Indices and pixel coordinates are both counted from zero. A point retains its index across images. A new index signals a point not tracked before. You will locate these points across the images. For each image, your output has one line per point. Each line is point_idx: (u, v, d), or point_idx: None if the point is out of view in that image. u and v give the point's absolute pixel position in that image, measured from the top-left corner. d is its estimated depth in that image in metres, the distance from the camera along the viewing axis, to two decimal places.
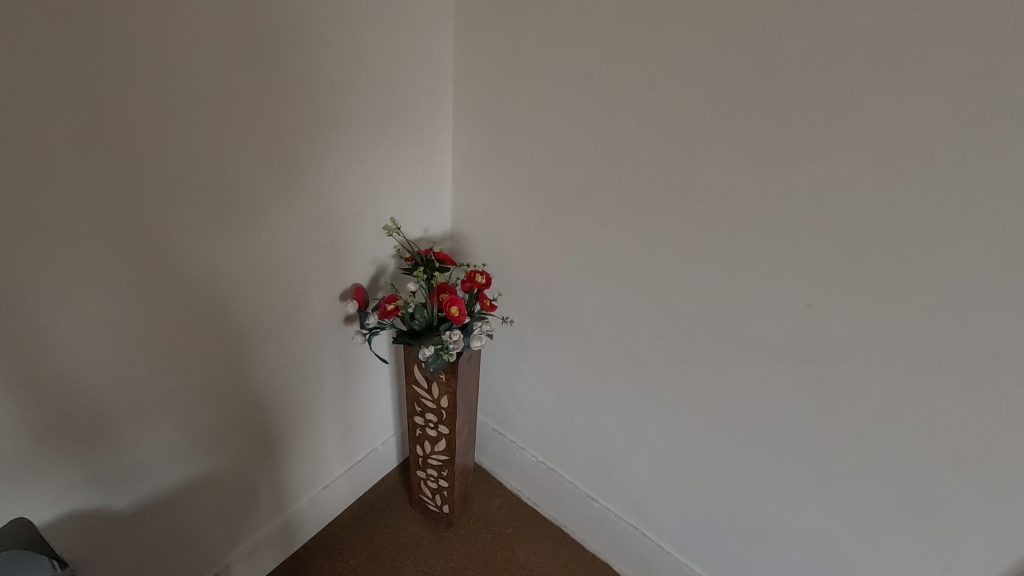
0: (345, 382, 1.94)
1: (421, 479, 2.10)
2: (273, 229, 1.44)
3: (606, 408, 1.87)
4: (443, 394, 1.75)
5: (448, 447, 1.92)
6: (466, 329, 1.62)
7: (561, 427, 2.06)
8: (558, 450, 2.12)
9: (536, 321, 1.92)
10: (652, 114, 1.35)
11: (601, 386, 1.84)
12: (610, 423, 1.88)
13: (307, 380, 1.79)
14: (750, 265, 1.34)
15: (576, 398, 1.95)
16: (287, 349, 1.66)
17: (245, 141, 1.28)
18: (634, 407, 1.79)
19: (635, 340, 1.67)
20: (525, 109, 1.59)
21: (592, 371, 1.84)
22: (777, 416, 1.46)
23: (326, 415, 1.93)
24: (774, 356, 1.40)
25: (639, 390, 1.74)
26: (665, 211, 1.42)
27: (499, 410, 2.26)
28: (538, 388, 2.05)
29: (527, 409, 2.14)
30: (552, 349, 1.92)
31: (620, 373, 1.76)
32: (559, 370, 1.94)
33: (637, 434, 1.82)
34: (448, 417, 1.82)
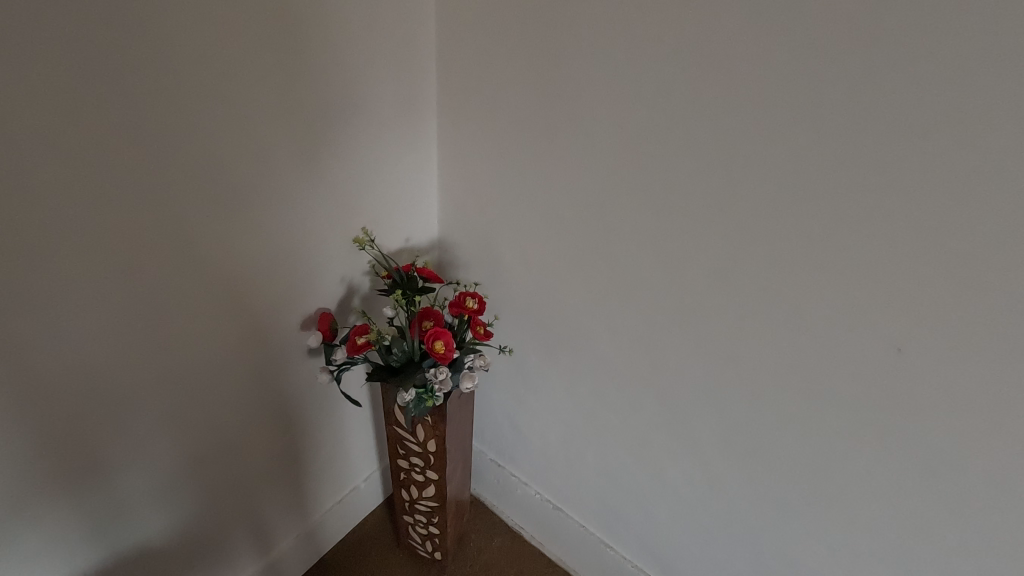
0: (318, 419, 1.66)
1: (409, 524, 1.82)
2: (220, 247, 1.16)
3: (623, 449, 1.58)
4: (430, 436, 1.47)
5: (438, 492, 1.65)
6: (455, 365, 1.33)
7: (569, 465, 1.77)
8: (567, 489, 1.84)
9: (540, 347, 1.62)
10: (688, 96, 1.07)
11: (618, 424, 1.55)
12: (627, 466, 1.59)
13: (271, 421, 1.51)
14: (816, 288, 1.05)
15: (587, 435, 1.65)
16: (244, 389, 1.38)
17: (177, 140, 1.02)
18: (658, 451, 1.49)
19: (661, 375, 1.38)
20: (526, 94, 1.31)
21: (606, 407, 1.55)
22: (841, 475, 1.17)
23: (297, 458, 1.65)
24: (843, 402, 1.11)
25: (664, 431, 1.45)
26: (704, 219, 1.14)
27: (498, 441, 1.98)
28: (542, 420, 1.76)
29: (529, 442, 1.86)
30: (558, 378, 1.63)
31: (641, 411, 1.47)
32: (567, 403, 1.65)
33: (661, 482, 1.53)
34: (437, 461, 1.54)
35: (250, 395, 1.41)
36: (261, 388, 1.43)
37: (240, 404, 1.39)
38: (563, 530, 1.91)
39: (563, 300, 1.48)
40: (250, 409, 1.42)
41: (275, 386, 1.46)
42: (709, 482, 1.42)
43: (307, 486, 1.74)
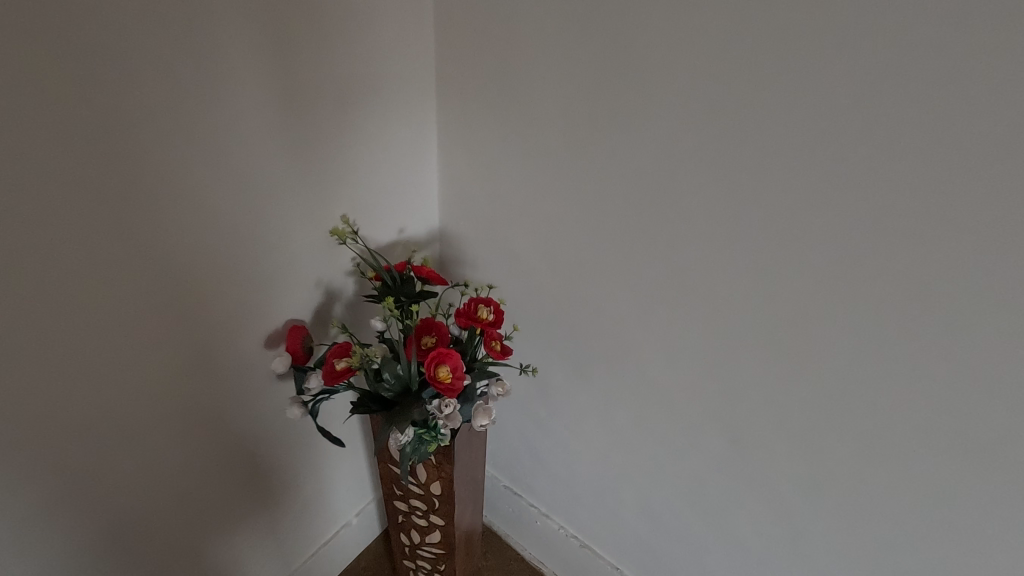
0: (298, 455, 1.35)
1: (410, 569, 1.52)
2: (160, 246, 0.87)
3: (674, 491, 1.26)
4: (434, 477, 1.16)
5: (446, 539, 1.35)
6: (467, 394, 1.02)
7: (600, 501, 1.46)
8: (599, 528, 1.53)
9: (568, 362, 1.31)
10: (796, 24, 0.76)
11: (668, 461, 1.23)
12: (678, 511, 1.27)
13: (241, 465, 1.20)
14: (984, 293, 0.74)
15: (625, 469, 1.34)
16: (201, 430, 1.07)
17: (86, 96, 0.73)
18: (722, 497, 1.17)
19: (730, 403, 1.07)
20: (556, 36, 0.99)
21: (652, 438, 1.24)
22: (995, 544, 0.87)
23: (278, 503, 1.35)
24: (1006, 449, 0.80)
25: (731, 473, 1.13)
26: (811, 199, 0.82)
27: (513, 467, 1.67)
28: (569, 447, 1.45)
29: (552, 471, 1.55)
30: (591, 401, 1.31)
31: (701, 447, 1.15)
32: (601, 431, 1.34)
33: (724, 532, 1.21)
34: (444, 505, 1.24)
35: (211, 435, 1.10)
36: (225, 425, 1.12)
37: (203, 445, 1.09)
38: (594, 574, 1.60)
39: (601, 307, 1.17)
40: (213, 452, 1.12)
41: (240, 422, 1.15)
42: (793, 539, 1.10)
43: (292, 534, 1.43)
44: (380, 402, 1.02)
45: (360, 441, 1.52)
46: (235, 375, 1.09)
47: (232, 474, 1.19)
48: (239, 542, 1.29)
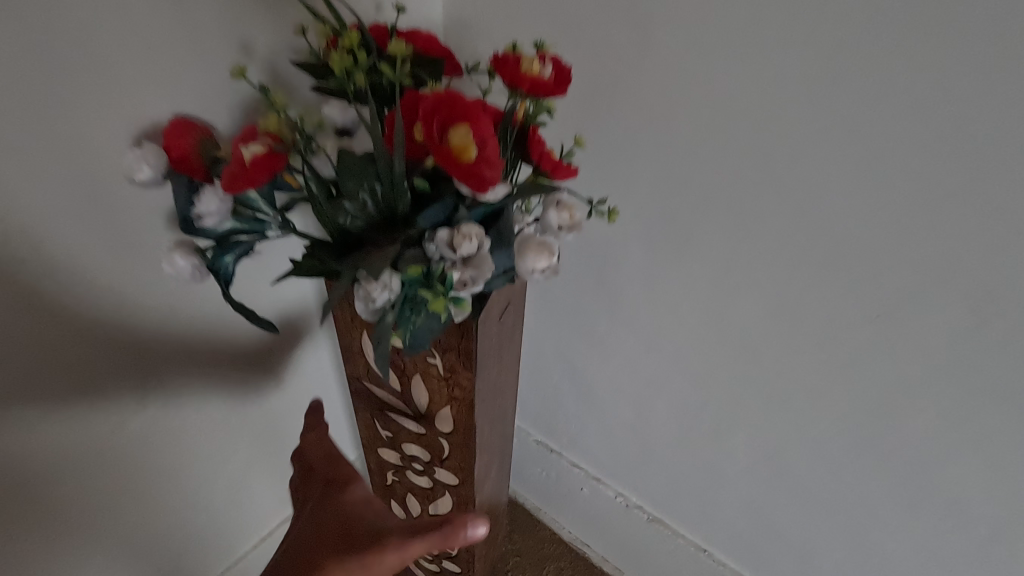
0: (239, 372, 0.88)
1: (408, 555, 1.03)
2: None
3: (835, 430, 0.77)
4: (441, 401, 0.68)
5: (460, 512, 0.86)
6: (502, 228, 0.54)
7: (690, 455, 0.97)
8: (681, 497, 1.04)
9: (652, 230, 0.77)
10: None
11: (834, 381, 0.73)
12: (840, 463, 0.79)
13: (138, 403, 0.76)
14: None
15: (743, 402, 0.84)
16: (51, 333, 0.63)
17: None
18: (941, 435, 0.68)
19: (997, 257, 0.56)
20: None
21: (807, 345, 0.73)
22: None
23: (206, 464, 0.91)
24: None
25: (971, 392, 0.64)
26: None
27: (548, 415, 1.16)
28: (641, 375, 0.94)
29: (610, 416, 1.05)
30: (689, 293, 0.79)
31: (914, 350, 0.65)
32: (706, 342, 0.82)
33: (927, 492, 0.73)
34: (456, 454, 0.75)
35: (70, 345, 0.65)
36: (104, 331, 0.68)
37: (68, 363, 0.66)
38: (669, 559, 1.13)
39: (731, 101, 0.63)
40: (81, 375, 0.68)
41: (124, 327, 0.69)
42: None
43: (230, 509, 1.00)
44: (336, 239, 0.53)
45: (327, 375, 1.03)
46: (100, 227, 0.62)
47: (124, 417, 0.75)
48: (141, 521, 0.86)
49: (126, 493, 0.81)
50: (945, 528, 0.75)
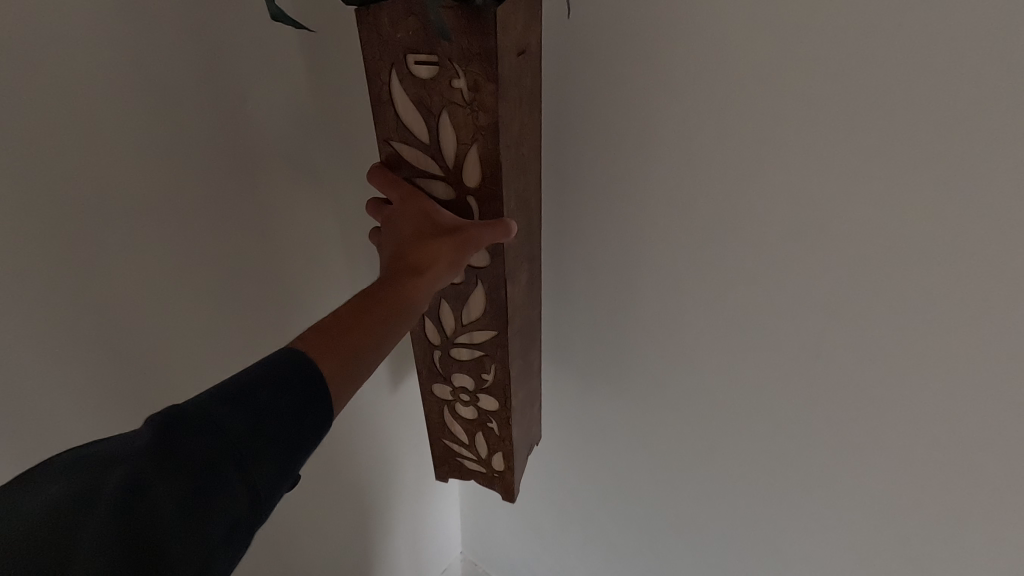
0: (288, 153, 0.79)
1: (445, 402, 1.02)
2: None
3: (829, 242, 0.75)
4: (468, 138, 0.71)
5: (493, 309, 0.85)
6: None
7: (694, 329, 0.93)
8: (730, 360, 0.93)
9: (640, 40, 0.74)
10: None
11: (832, 184, 0.71)
12: (838, 284, 0.76)
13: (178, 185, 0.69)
14: None
15: (736, 244, 0.81)
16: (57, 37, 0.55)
17: None
18: (933, 221, 0.67)
19: None
20: None
21: (801, 145, 0.70)
22: None
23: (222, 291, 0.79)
24: None
25: (946, 169, 0.63)
26: None
27: (557, 320, 1.10)
28: (643, 238, 0.90)
29: (613, 307, 1.00)
30: (684, 116, 0.76)
31: (903, 124, 0.64)
32: (703, 178, 0.79)
33: (916, 297, 0.72)
34: (486, 214, 0.76)
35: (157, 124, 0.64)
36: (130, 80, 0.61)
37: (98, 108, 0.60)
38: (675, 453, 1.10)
39: None
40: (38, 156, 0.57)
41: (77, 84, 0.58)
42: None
43: (211, 344, 0.81)
44: None
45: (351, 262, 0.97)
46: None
47: (111, 229, 0.65)
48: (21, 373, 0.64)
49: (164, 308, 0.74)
50: (929, 340, 0.74)
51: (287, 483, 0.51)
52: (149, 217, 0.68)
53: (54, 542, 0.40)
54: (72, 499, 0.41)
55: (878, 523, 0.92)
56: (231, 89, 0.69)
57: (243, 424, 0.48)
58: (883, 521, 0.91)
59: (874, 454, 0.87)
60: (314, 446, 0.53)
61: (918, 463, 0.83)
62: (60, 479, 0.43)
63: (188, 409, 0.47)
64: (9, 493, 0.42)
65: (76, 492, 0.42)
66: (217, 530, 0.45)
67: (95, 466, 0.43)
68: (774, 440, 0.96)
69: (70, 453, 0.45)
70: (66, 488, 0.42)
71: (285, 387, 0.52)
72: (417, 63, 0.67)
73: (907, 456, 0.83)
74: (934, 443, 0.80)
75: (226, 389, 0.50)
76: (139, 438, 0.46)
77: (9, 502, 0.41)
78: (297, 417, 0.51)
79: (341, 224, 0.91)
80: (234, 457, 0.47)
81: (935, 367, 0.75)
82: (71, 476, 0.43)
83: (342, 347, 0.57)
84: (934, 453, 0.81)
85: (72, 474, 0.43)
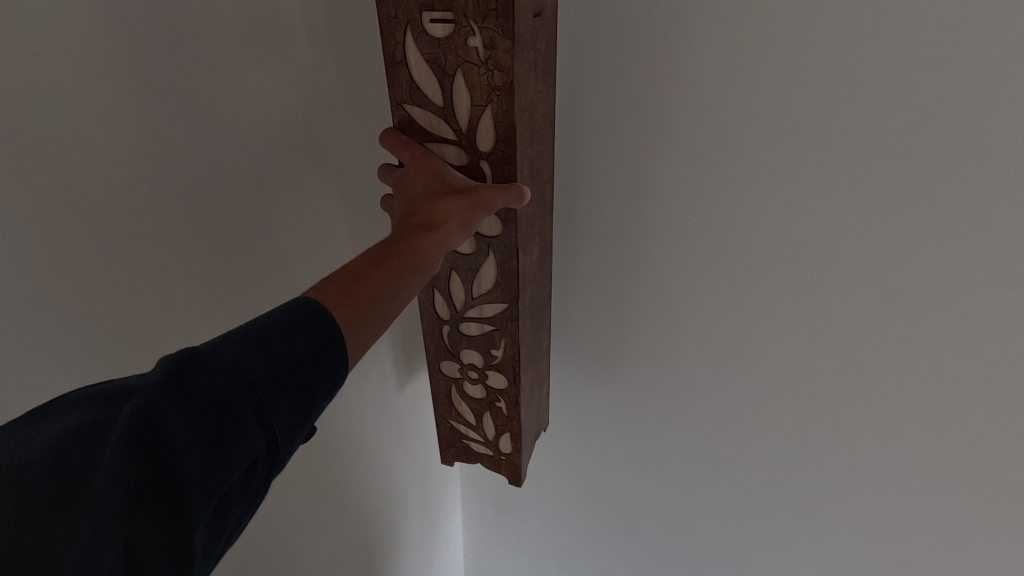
0: (307, 124, 0.80)
1: (455, 382, 1.01)
2: None
3: (841, 194, 0.78)
4: (482, 100, 0.69)
5: (505, 281, 0.83)
6: None
7: (708, 287, 0.96)
8: (745, 331, 0.97)
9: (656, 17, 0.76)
10: None
11: (849, 136, 0.74)
12: (840, 241, 0.81)
13: (218, 149, 0.71)
14: None
15: (752, 200, 0.84)
16: (114, 8, 0.57)
17: None
18: (943, 169, 0.70)
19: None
20: None
21: (822, 100, 0.73)
22: None
23: (224, 268, 0.78)
24: None
25: (953, 118, 0.67)
26: None
27: (568, 295, 1.12)
28: (657, 213, 0.92)
29: (626, 271, 1.02)
30: (706, 75, 0.78)
31: (908, 75, 0.67)
32: (725, 136, 0.81)
33: (920, 244, 0.76)
34: (499, 179, 0.75)
35: (202, 92, 0.67)
36: (178, 50, 0.63)
37: (153, 81, 0.62)
38: (688, 412, 1.13)
39: None
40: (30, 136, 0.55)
41: (74, 58, 0.56)
42: None
43: (216, 322, 0.80)
44: None
45: (361, 238, 0.98)
46: None
47: (113, 207, 0.64)
48: (19, 364, 0.61)
49: (202, 272, 0.75)
50: (933, 283, 0.78)
51: (302, 432, 0.48)
52: (148, 193, 0.66)
53: (66, 472, 0.37)
54: (88, 430, 0.39)
55: (883, 466, 0.96)
56: (227, 56, 0.68)
57: (257, 367, 0.45)
58: (883, 471, 0.97)
59: (879, 396, 0.91)
60: (329, 396, 0.49)
61: (916, 409, 0.88)
62: (74, 411, 0.40)
63: (203, 346, 0.44)
64: (25, 424, 0.39)
65: (91, 423, 0.39)
66: (236, 470, 0.42)
67: (110, 400, 0.40)
68: (783, 395, 1.00)
69: (86, 387, 0.42)
70: (80, 417, 0.39)
71: (301, 334, 0.48)
72: (432, 20, 0.66)
73: (905, 401, 0.89)
74: (928, 390, 0.86)
75: (240, 332, 0.47)
76: (150, 376, 0.42)
77: (25, 430, 0.39)
78: (314, 364, 0.48)
79: (347, 198, 0.92)
80: (249, 400, 0.43)
81: (940, 307, 0.79)
82: (86, 409, 0.40)
83: (356, 298, 0.54)
84: (930, 398, 0.86)
85: (84, 406, 0.40)
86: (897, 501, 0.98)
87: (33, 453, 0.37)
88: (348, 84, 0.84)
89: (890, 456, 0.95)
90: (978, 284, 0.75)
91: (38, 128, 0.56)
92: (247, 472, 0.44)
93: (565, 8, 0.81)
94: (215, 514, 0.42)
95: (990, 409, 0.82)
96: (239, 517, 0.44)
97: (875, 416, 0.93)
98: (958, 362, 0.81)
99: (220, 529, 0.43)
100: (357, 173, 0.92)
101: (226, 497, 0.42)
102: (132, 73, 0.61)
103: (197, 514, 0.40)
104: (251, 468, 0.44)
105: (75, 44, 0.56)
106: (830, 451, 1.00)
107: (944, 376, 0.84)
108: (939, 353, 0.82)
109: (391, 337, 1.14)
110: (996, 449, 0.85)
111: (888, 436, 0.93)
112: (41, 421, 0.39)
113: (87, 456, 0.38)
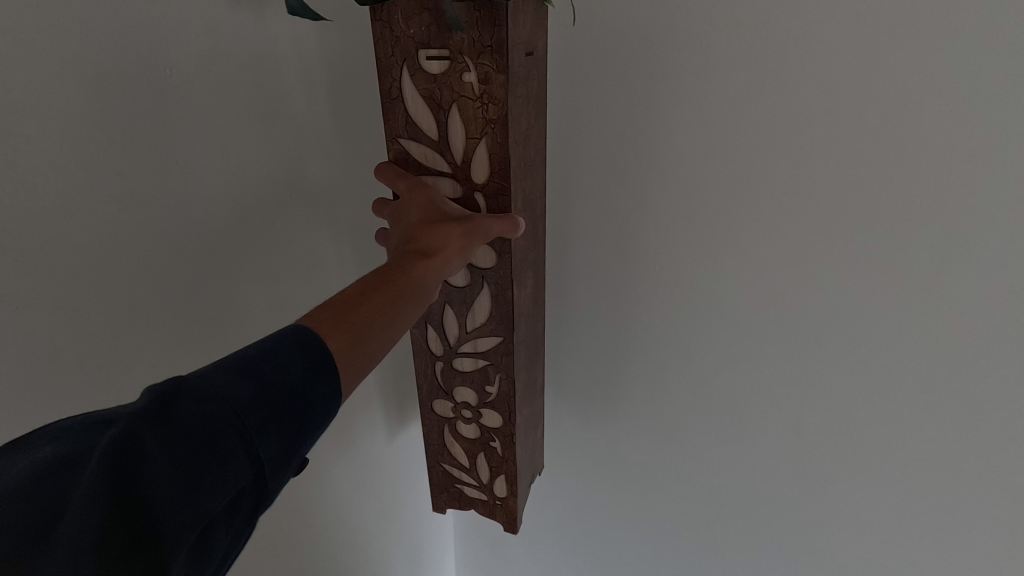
0: (300, 160, 0.81)
1: (448, 422, 0.98)
2: None
3: (824, 234, 0.78)
4: (477, 132, 0.71)
5: (499, 313, 0.82)
6: None
7: (701, 320, 0.93)
8: (733, 374, 0.96)
9: (640, 73, 0.79)
10: None
11: (837, 166, 0.74)
12: (824, 282, 0.82)
13: (211, 186, 0.71)
14: None
15: (743, 229, 0.83)
16: (116, 53, 0.59)
17: None
18: (928, 190, 0.70)
19: (962, 47, 0.63)
20: None
21: (802, 140, 0.74)
22: None
23: (210, 303, 0.76)
24: None
25: (934, 141, 0.68)
26: None
27: (556, 342, 1.10)
28: (644, 258, 0.92)
29: (612, 315, 1.01)
30: (689, 120, 0.79)
31: (887, 103, 0.68)
32: (714, 167, 0.81)
33: (904, 280, 0.76)
34: (494, 210, 0.76)
35: (196, 131, 0.68)
36: (174, 92, 0.65)
37: (148, 122, 0.63)
38: (682, 456, 1.09)
39: None
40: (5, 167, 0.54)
41: (74, 97, 0.57)
42: None
43: (198, 359, 0.77)
44: None
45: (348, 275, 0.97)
46: None
47: (101, 242, 0.63)
48: None
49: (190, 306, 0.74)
50: (924, 309, 0.77)
51: (292, 466, 0.45)
52: (139, 229, 0.66)
53: (38, 505, 0.35)
54: (64, 462, 0.37)
55: (890, 503, 0.92)
56: (218, 94, 0.69)
57: (245, 396, 0.43)
58: (880, 520, 0.94)
59: (874, 438, 0.89)
60: (321, 426, 0.47)
61: (910, 455, 0.87)
62: (53, 441, 0.38)
63: (191, 375, 0.42)
64: (4, 455, 0.38)
65: (68, 453, 0.37)
66: (219, 504, 0.40)
67: (91, 429, 0.39)
68: (777, 441, 0.98)
69: (68, 418, 0.40)
70: (60, 446, 0.38)
71: (290, 363, 0.47)
72: (428, 58, 0.68)
73: (899, 448, 0.87)
74: (922, 436, 0.85)
75: (229, 361, 0.45)
76: (133, 405, 0.40)
77: (2, 461, 0.37)
78: (304, 393, 0.46)
79: (334, 235, 0.92)
80: (236, 431, 0.41)
81: (929, 346, 0.79)
82: (67, 440, 0.38)
83: (349, 324, 0.53)
84: (925, 444, 0.85)
85: (66, 435, 0.38)
86: (907, 539, 0.93)
87: (3, 486, 0.35)
88: (341, 124, 0.85)
89: (897, 493, 0.91)
90: (967, 303, 0.74)
91: (14, 160, 0.55)
92: (232, 505, 0.42)
93: (552, 57, 0.83)
94: (195, 549, 0.40)
95: (984, 442, 0.81)
96: (223, 551, 0.42)
97: (869, 464, 0.91)
98: (947, 409, 0.81)
99: (205, 559, 0.40)
100: (345, 205, 0.92)
101: (208, 529, 0.40)
102: (122, 108, 0.61)
103: (176, 549, 0.38)
104: (237, 498, 0.42)
105: (57, 76, 0.56)
106: (827, 499, 0.98)
107: (936, 418, 0.83)
108: (935, 376, 0.80)
109: (379, 377, 1.11)
110: (992, 497, 0.83)
111: (888, 476, 0.90)
112: (20, 451, 0.38)
113: (64, 487, 0.36)
